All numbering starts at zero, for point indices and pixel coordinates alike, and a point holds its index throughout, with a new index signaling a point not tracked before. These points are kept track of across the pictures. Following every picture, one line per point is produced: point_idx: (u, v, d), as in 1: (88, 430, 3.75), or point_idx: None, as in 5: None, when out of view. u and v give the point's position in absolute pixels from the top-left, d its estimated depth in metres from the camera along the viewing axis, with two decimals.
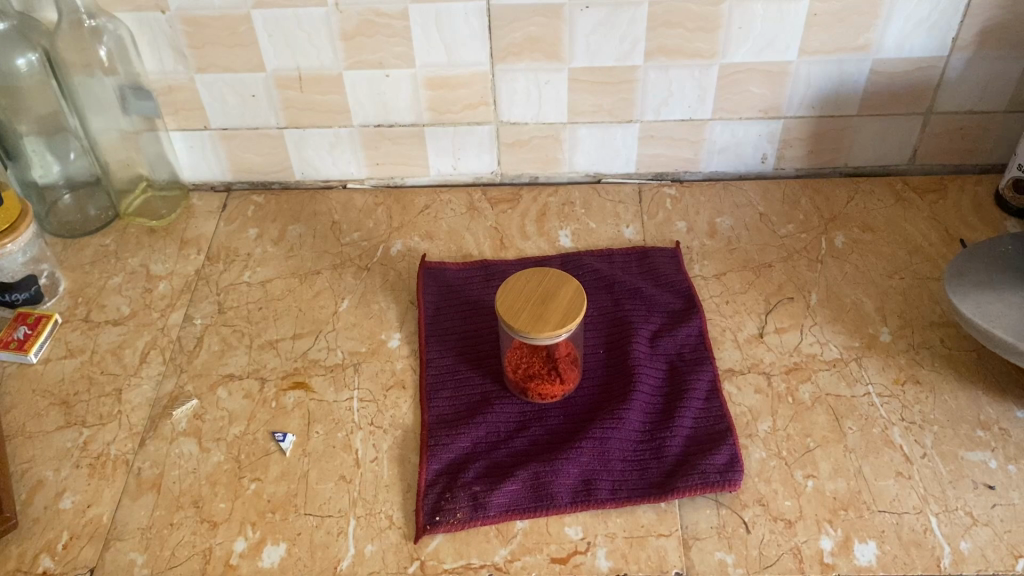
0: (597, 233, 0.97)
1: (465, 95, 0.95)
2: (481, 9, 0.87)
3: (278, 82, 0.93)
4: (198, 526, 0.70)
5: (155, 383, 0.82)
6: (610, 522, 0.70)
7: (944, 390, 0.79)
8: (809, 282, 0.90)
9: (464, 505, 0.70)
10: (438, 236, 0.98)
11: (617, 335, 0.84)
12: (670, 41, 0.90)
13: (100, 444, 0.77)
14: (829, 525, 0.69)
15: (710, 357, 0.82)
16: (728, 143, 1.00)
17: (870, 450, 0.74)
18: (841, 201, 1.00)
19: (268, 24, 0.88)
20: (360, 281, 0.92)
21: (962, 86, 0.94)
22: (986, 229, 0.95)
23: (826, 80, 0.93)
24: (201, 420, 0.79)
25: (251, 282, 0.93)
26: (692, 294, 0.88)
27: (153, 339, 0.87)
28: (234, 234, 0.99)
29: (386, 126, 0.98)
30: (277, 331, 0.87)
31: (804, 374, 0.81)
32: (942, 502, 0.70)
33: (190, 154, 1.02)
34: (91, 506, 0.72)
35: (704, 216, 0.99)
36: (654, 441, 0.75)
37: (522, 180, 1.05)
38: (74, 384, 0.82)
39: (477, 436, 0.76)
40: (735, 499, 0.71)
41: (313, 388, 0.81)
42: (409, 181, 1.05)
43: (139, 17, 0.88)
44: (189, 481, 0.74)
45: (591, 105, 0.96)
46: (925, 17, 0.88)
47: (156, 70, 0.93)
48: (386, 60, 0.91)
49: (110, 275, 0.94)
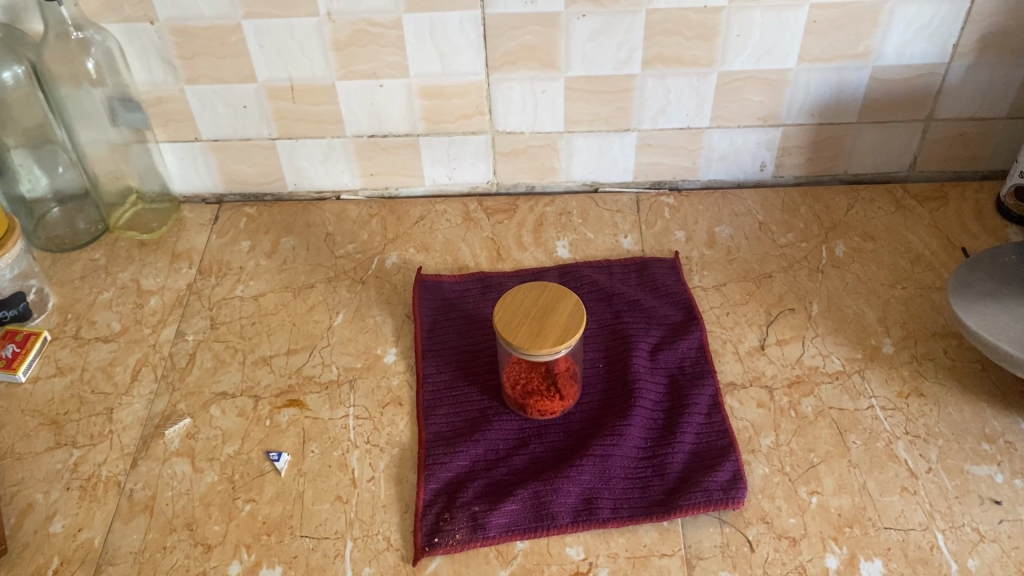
0: (595, 243, 0.96)
1: (459, 104, 0.93)
2: (476, 17, 0.85)
3: (270, 93, 0.92)
4: (191, 549, 0.69)
5: (146, 401, 0.81)
6: (612, 541, 0.69)
7: (948, 402, 0.78)
8: (810, 293, 0.89)
9: (463, 526, 0.69)
10: (433, 247, 0.97)
11: (617, 349, 0.83)
12: (668, 49, 0.89)
13: (91, 465, 0.75)
14: (833, 542, 0.68)
15: (711, 371, 0.81)
16: (726, 151, 0.99)
17: (875, 466, 0.73)
18: (841, 209, 0.99)
19: (260, 35, 0.86)
20: (355, 295, 0.91)
21: (962, 92, 0.93)
22: (988, 236, 0.94)
23: (826, 87, 0.92)
24: (194, 439, 0.77)
25: (244, 296, 0.91)
26: (692, 306, 0.87)
27: (145, 356, 0.85)
28: (226, 247, 0.98)
29: (380, 137, 0.97)
30: (271, 346, 0.85)
31: (806, 387, 0.80)
32: (948, 518, 0.69)
33: (181, 166, 1.00)
34: (82, 530, 0.71)
35: (703, 224, 0.98)
36: (655, 458, 0.74)
37: (518, 190, 1.03)
38: (63, 403, 0.81)
39: (476, 454, 0.75)
40: (738, 516, 0.70)
41: (307, 405, 0.80)
42: (404, 191, 1.04)
43: (127, 28, 0.86)
44: (182, 502, 0.72)
45: (587, 113, 0.95)
46: (926, 23, 0.87)
47: (145, 81, 0.91)
48: (380, 70, 0.90)
49: (101, 290, 0.92)
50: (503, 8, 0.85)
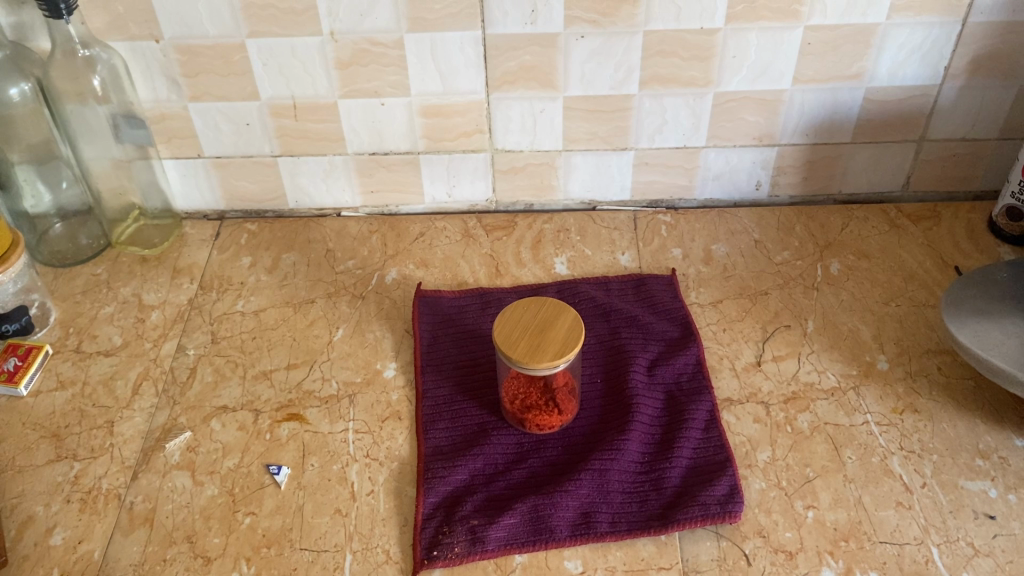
0: (593, 260, 0.97)
1: (459, 123, 0.95)
2: (476, 38, 0.87)
3: (273, 111, 0.93)
4: (191, 562, 0.69)
5: (147, 415, 0.81)
6: (611, 554, 0.69)
7: (942, 418, 0.78)
8: (805, 310, 0.90)
9: (462, 539, 0.69)
10: (433, 264, 0.98)
11: (615, 365, 0.84)
12: (664, 70, 0.90)
13: (92, 478, 0.76)
14: (829, 556, 0.68)
15: (708, 386, 0.81)
16: (723, 170, 1.01)
17: (870, 480, 0.74)
18: (835, 227, 1.00)
19: (263, 53, 0.88)
20: (355, 310, 0.92)
21: (954, 113, 0.95)
22: (981, 256, 0.95)
23: (820, 107, 0.94)
24: (194, 452, 0.78)
25: (245, 311, 0.92)
26: (689, 322, 0.88)
27: (146, 370, 0.86)
28: (227, 262, 0.98)
29: (380, 154, 0.98)
30: (272, 360, 0.86)
31: (802, 403, 0.80)
32: (943, 533, 0.69)
33: (183, 183, 1.01)
34: (83, 542, 0.71)
35: (700, 243, 0.99)
36: (653, 472, 0.75)
37: (517, 208, 1.05)
38: (65, 416, 0.81)
39: (475, 467, 0.75)
40: (735, 531, 0.70)
41: (307, 419, 0.80)
42: (404, 209, 1.05)
43: (133, 45, 0.88)
44: (182, 515, 0.73)
45: (585, 132, 0.96)
46: (919, 45, 0.88)
47: (149, 99, 0.92)
48: (382, 89, 0.91)
49: (103, 305, 0.93)
50: (503, 28, 0.86)
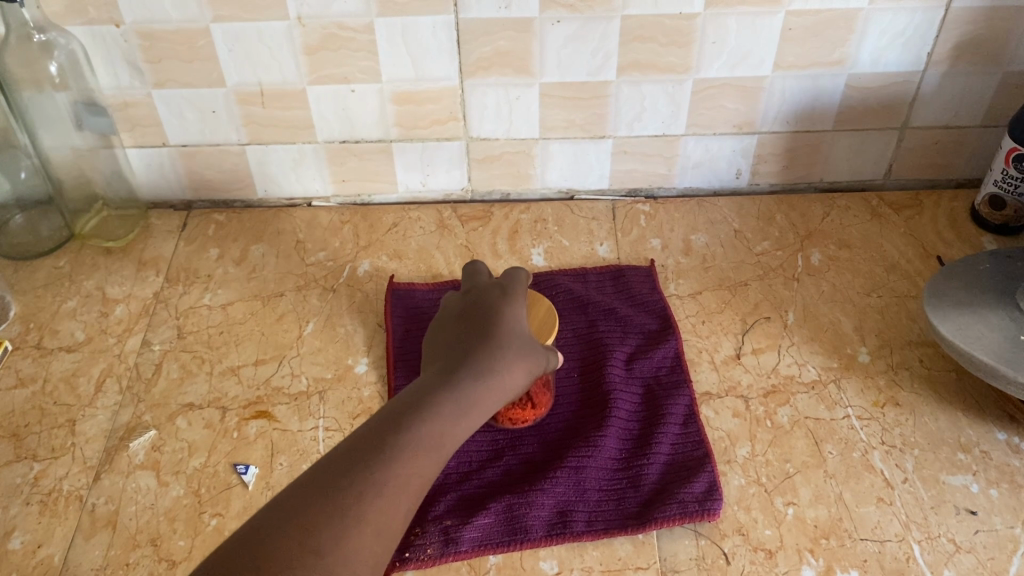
0: (571, 251, 0.95)
1: (432, 110, 0.92)
2: (449, 22, 0.84)
3: (239, 97, 0.90)
4: (155, 566, 0.67)
5: (111, 413, 0.79)
6: (587, 555, 0.67)
7: (924, 411, 0.77)
8: (785, 301, 0.89)
9: (434, 540, 0.67)
10: (406, 255, 0.95)
11: (592, 359, 0.82)
12: (642, 56, 0.88)
13: (52, 479, 0.73)
14: (810, 554, 0.67)
15: (687, 380, 0.80)
16: (703, 158, 0.99)
17: (851, 476, 0.72)
18: (816, 216, 0.99)
19: (228, 38, 0.85)
20: (326, 303, 0.89)
21: (937, 100, 0.93)
22: (962, 245, 0.94)
23: (802, 94, 0.92)
24: (159, 452, 0.75)
25: (212, 305, 0.89)
26: (668, 314, 0.86)
27: (109, 366, 0.83)
28: (194, 254, 0.96)
29: (352, 142, 0.95)
30: (240, 356, 0.84)
31: (782, 397, 0.79)
32: (925, 529, 0.68)
33: (149, 173, 0.98)
34: (42, 547, 0.68)
35: (679, 233, 0.97)
36: (631, 468, 0.73)
37: (493, 197, 1.02)
38: (24, 415, 0.78)
39: (448, 466, 0.74)
40: (713, 529, 0.69)
41: (276, 417, 0.78)
42: (377, 199, 1.02)
43: (92, 30, 0.84)
44: (146, 517, 0.70)
45: (562, 120, 0.94)
46: (902, 30, 0.87)
47: (110, 86, 0.89)
48: (352, 75, 0.89)
49: (65, 299, 0.90)
50: (476, 13, 0.84)
